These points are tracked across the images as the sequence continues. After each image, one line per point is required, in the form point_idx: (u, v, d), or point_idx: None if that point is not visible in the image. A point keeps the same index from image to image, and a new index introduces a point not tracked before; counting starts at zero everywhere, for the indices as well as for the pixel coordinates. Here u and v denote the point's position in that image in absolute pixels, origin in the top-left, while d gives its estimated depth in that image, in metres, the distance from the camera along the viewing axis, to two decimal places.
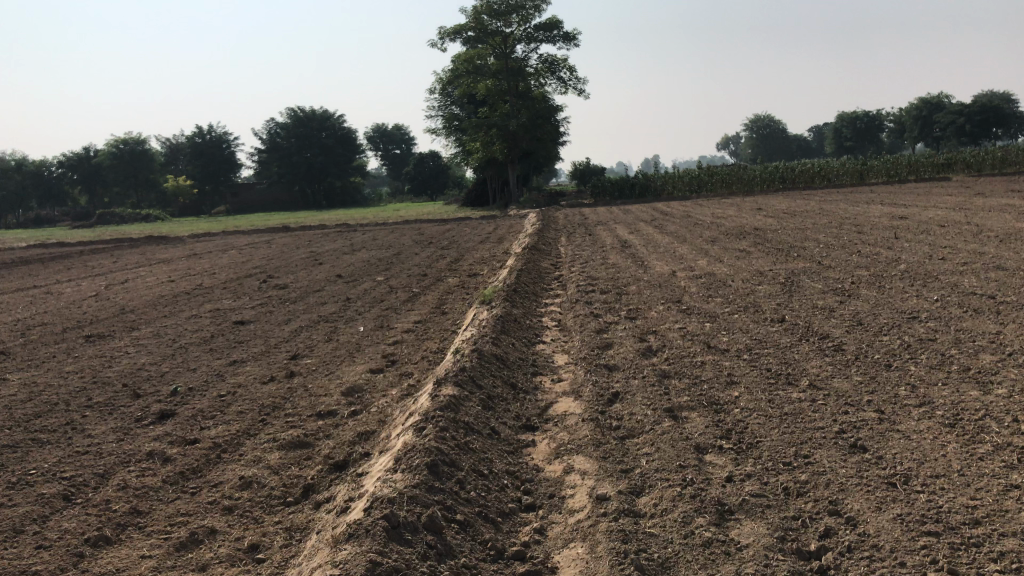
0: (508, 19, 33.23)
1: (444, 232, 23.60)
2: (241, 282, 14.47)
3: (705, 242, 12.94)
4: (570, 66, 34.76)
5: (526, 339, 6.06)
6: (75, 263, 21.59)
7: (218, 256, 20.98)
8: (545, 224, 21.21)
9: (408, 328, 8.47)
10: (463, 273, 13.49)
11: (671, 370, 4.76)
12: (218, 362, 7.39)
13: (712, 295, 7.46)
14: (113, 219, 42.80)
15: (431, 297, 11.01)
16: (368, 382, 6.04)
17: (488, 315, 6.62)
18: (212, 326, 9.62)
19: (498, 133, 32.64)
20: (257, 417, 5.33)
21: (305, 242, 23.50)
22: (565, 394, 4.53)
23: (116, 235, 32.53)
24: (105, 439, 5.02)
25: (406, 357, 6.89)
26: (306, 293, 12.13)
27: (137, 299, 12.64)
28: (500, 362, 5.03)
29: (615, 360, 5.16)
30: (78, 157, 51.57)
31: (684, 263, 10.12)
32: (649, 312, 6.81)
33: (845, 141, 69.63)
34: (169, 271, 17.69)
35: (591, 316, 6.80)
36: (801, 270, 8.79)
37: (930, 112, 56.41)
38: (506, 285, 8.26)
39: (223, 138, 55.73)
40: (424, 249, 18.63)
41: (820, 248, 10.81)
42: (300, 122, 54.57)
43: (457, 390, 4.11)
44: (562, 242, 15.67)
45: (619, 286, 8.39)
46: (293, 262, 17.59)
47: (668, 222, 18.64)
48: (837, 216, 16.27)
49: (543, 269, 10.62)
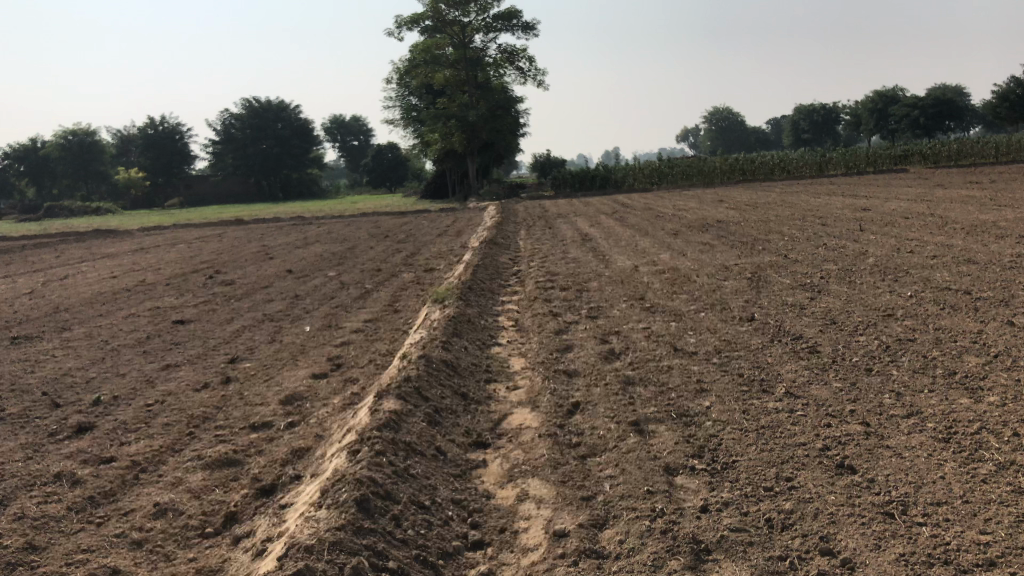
0: (466, 8, 32.68)
1: (401, 226, 23.06)
2: (188, 278, 13.82)
3: (667, 236, 12.63)
4: (529, 56, 34.31)
5: (480, 341, 5.65)
6: (15, 259, 20.68)
7: (166, 250, 20.22)
8: (505, 217, 20.83)
9: (358, 328, 8.01)
10: (419, 268, 13.04)
11: (635, 376, 4.38)
12: (150, 366, 6.85)
13: (677, 291, 7.11)
14: (61, 212, 41.43)
15: (383, 294, 10.52)
16: (310, 389, 5.58)
17: (440, 314, 6.19)
18: (150, 326, 9.05)
19: (457, 123, 32.05)
20: (184, 430, 4.84)
21: (259, 236, 22.81)
22: (520, 404, 4.14)
23: (64, 229, 31.46)
24: (11, 456, 4.48)
25: (354, 361, 6.44)
26: (254, 290, 11.58)
27: (73, 297, 11.98)
28: (450, 369, 4.62)
29: (575, 364, 4.78)
30: (24, 148, 50.01)
31: (646, 258, 9.79)
32: (611, 310, 6.44)
33: (802, 134, 70.30)
34: (113, 266, 16.94)
35: (550, 316, 6.42)
36: (768, 264, 8.49)
37: (884, 104, 57.04)
38: (460, 282, 7.83)
39: (177, 129, 54.27)
40: (380, 243, 18.11)
41: (785, 241, 10.54)
42: (255, 113, 53.42)
43: (399, 405, 3.69)
44: (521, 235, 15.30)
45: (580, 282, 8.02)
46: (244, 257, 16.96)
47: (628, 215, 18.32)
48: (798, 208, 16.08)
49: (501, 264, 10.23)
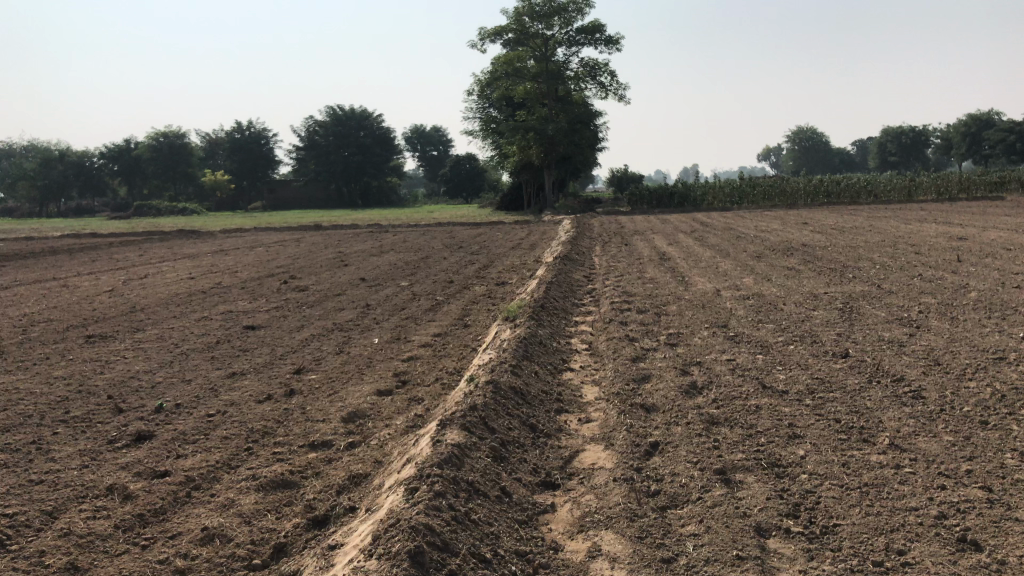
0: (550, 21, 32.53)
1: (476, 237, 22.98)
2: (262, 282, 13.88)
3: (749, 258, 12.15)
4: (611, 70, 33.94)
5: (552, 365, 5.37)
6: (102, 255, 21.32)
7: (243, 253, 20.56)
8: (580, 232, 20.54)
9: (427, 342, 7.83)
10: (491, 282, 12.84)
11: (720, 417, 4.04)
12: (216, 373, 6.77)
13: (762, 320, 6.72)
14: (150, 212, 42.74)
15: (454, 307, 10.34)
16: (373, 407, 5.38)
17: (510, 334, 5.94)
18: (220, 330, 9.03)
19: (536, 136, 32.01)
20: (242, 446, 4.68)
21: (335, 242, 23.00)
22: (592, 440, 3.85)
23: (150, 228, 32.43)
24: (66, 464, 4.38)
25: (420, 377, 6.23)
26: (325, 297, 11.55)
27: (151, 297, 12.15)
28: (520, 396, 4.34)
29: (654, 398, 4.44)
30: (119, 149, 51.85)
31: (728, 281, 9.37)
32: (691, 337, 6.10)
33: (890, 156, 68.01)
34: (192, 267, 17.21)
35: (626, 340, 6.10)
36: (860, 295, 7.98)
37: (979, 128, 54.72)
38: (533, 299, 7.57)
39: (263, 134, 55.56)
40: (453, 254, 18.02)
41: (876, 270, 9.98)
42: (338, 121, 54.45)
43: (464, 437, 3.44)
44: (596, 252, 14.99)
45: (658, 305, 7.67)
46: (318, 263, 17.03)
47: (707, 235, 17.83)
48: (888, 234, 15.39)
49: (575, 282, 9.95)
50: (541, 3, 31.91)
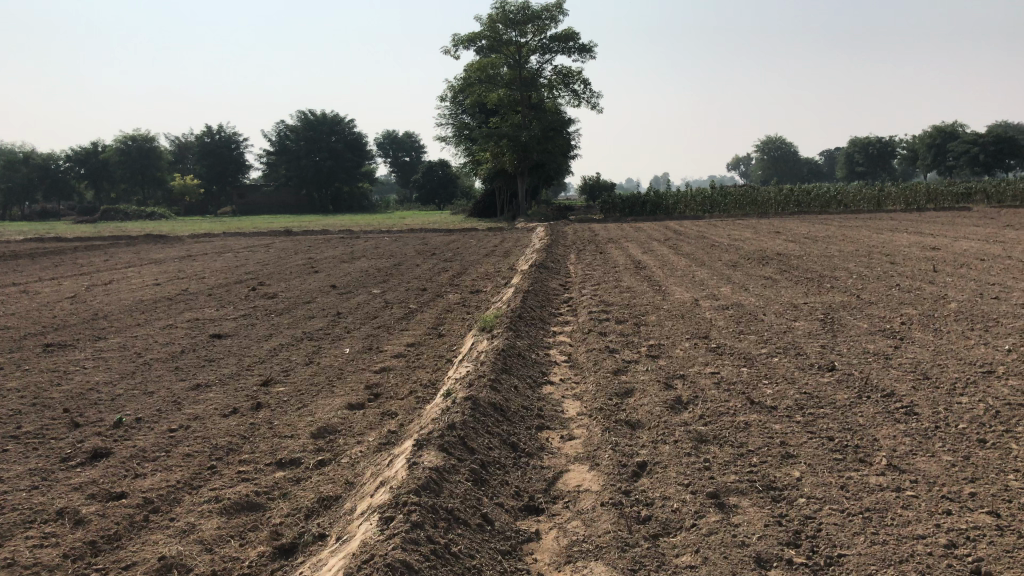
0: (524, 28, 32.42)
1: (449, 243, 22.76)
2: (230, 289, 13.56)
3: (725, 267, 12.06)
4: (585, 78, 33.91)
5: (531, 378, 5.18)
6: (65, 260, 20.78)
7: (211, 259, 20.14)
8: (554, 239, 20.41)
9: (400, 352, 7.61)
10: (464, 289, 12.63)
11: (709, 435, 3.87)
12: (179, 385, 6.49)
13: (744, 331, 6.57)
14: (116, 217, 41.97)
15: (427, 315, 10.12)
16: (343, 422, 5.15)
17: (488, 346, 5.74)
18: (185, 339, 8.73)
19: (509, 143, 31.86)
20: (205, 464, 4.43)
21: (305, 248, 22.67)
22: (576, 460, 3.65)
23: (117, 232, 31.80)
24: (16, 484, 4.10)
25: (393, 389, 6.02)
26: (295, 305, 11.27)
27: (115, 304, 11.78)
28: (499, 413, 4.14)
29: (639, 414, 4.26)
30: (86, 152, 50.89)
31: (705, 290, 9.25)
32: (673, 349, 5.95)
33: (856, 167, 68.84)
34: (158, 273, 16.81)
35: (606, 352, 5.92)
36: (840, 305, 7.88)
37: (943, 140, 55.53)
38: (510, 308, 7.39)
39: (233, 138, 54.82)
40: (426, 261, 17.79)
41: (854, 279, 9.92)
42: (310, 126, 53.92)
43: (441, 459, 3.24)
44: (571, 259, 14.86)
45: (637, 315, 7.51)
46: (289, 269, 16.72)
47: (682, 243, 17.74)
48: (862, 244, 15.39)
49: (551, 290, 9.77)
50: (514, 10, 31.79)
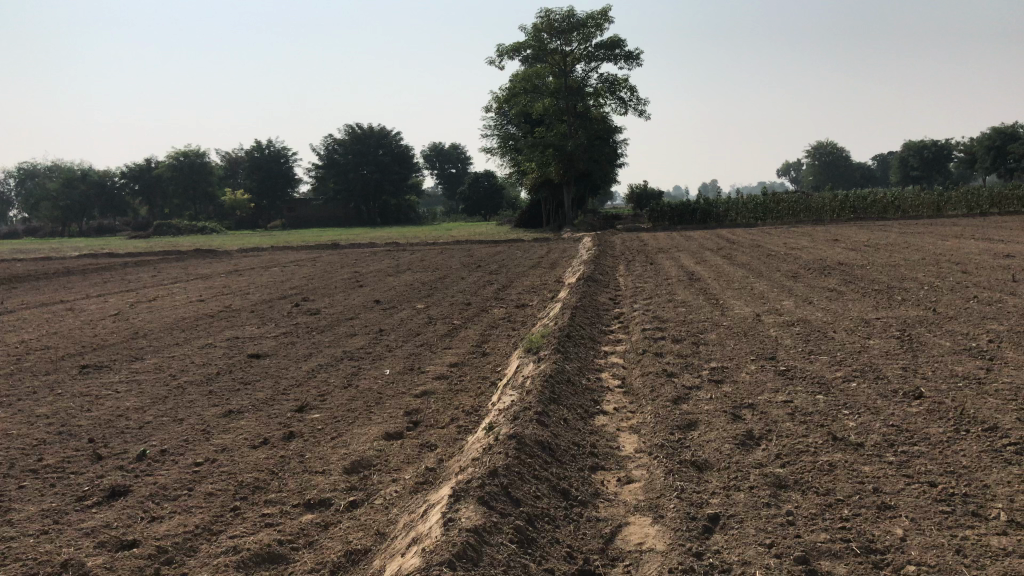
0: (569, 37, 31.99)
1: (494, 255, 22.39)
2: (273, 305, 13.33)
3: (784, 278, 11.44)
4: (631, 86, 33.33)
5: (584, 408, 4.73)
6: (115, 276, 20.90)
7: (257, 273, 20.06)
8: (602, 250, 19.92)
9: (442, 373, 7.23)
10: (511, 304, 12.24)
11: (788, 480, 3.39)
12: (209, 412, 6.16)
13: (814, 351, 6.04)
14: (169, 231, 42.53)
15: (472, 332, 9.73)
16: (378, 455, 4.76)
17: (535, 371, 5.30)
18: (222, 360, 8.47)
19: (555, 153, 31.50)
20: (230, 505, 4.08)
21: (351, 261, 22.48)
22: (636, 510, 3.20)
23: (169, 247, 32.14)
24: (23, 529, 3.77)
25: (433, 416, 5.62)
26: (337, 322, 10.96)
27: (157, 322, 11.61)
28: (547, 453, 3.71)
29: (706, 453, 3.78)
30: (140, 169, 51.78)
31: (766, 305, 8.69)
32: (736, 372, 5.45)
33: (911, 171, 66.88)
34: (203, 289, 16.70)
35: (663, 376, 5.45)
36: (916, 320, 7.28)
37: (1003, 142, 53.66)
38: (558, 327, 6.94)
39: (282, 153, 55.24)
40: (472, 273, 17.47)
41: (925, 291, 9.27)
42: (357, 139, 54.18)
43: (481, 517, 2.83)
44: (621, 271, 14.39)
45: (694, 333, 7.03)
46: (334, 284, 16.50)
47: (736, 253, 17.08)
48: (927, 252, 14.59)
49: (602, 306, 9.30)
50: (560, 19, 31.35)
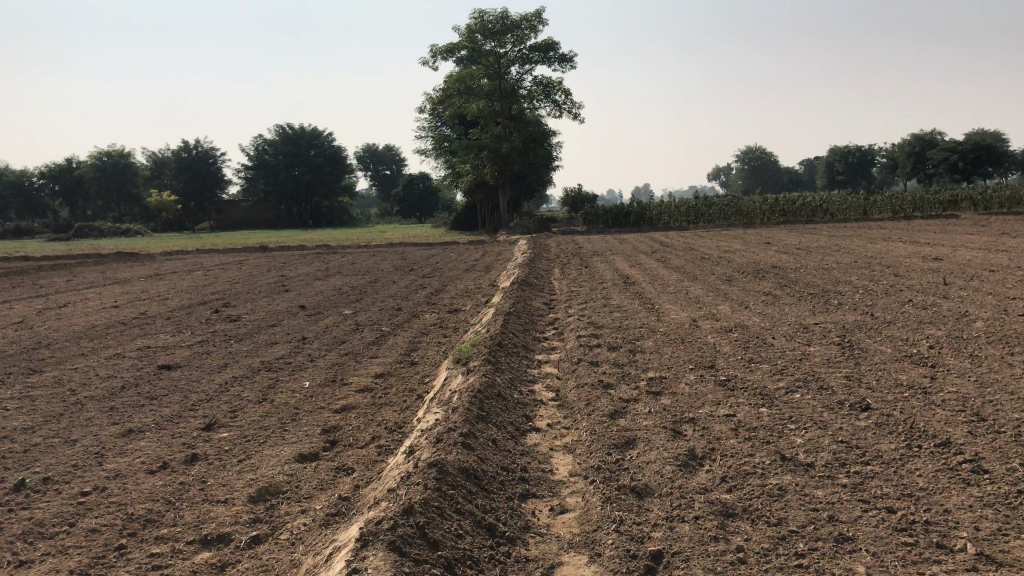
0: (503, 38, 31.66)
1: (428, 258, 21.94)
2: (191, 312, 12.66)
3: (719, 282, 11.31)
4: (566, 89, 33.18)
5: (514, 425, 4.37)
6: (25, 281, 19.78)
7: (178, 278, 19.19)
8: (537, 253, 19.63)
9: (367, 385, 6.80)
10: (442, 308, 11.84)
11: (737, 508, 3.09)
12: (107, 431, 5.61)
13: (754, 359, 5.80)
14: (91, 233, 40.82)
15: (401, 339, 9.30)
16: (290, 481, 4.33)
17: (462, 385, 4.92)
18: (129, 372, 7.85)
19: (490, 155, 31.15)
20: (114, 543, 3.60)
21: (279, 265, 21.73)
22: (572, 548, 2.85)
23: (89, 250, 30.65)
24: None
25: (353, 435, 5.20)
26: (258, 330, 10.39)
27: (64, 331, 10.83)
28: (473, 481, 3.33)
29: (647, 477, 3.45)
30: (60, 168, 49.56)
31: (702, 309, 8.49)
32: (675, 383, 5.16)
33: (837, 175, 68.51)
34: (118, 294, 15.82)
35: (599, 388, 5.14)
36: (854, 325, 7.14)
37: (923, 148, 55.28)
38: (489, 335, 6.58)
39: (210, 153, 53.51)
40: (403, 277, 16.98)
41: (860, 295, 9.19)
42: (288, 139, 52.94)
43: (392, 567, 2.45)
44: (555, 275, 14.10)
45: (630, 340, 6.75)
46: (259, 288, 15.84)
47: (670, 255, 16.97)
48: (857, 255, 14.68)
49: (536, 311, 8.97)
50: (494, 20, 31.00)
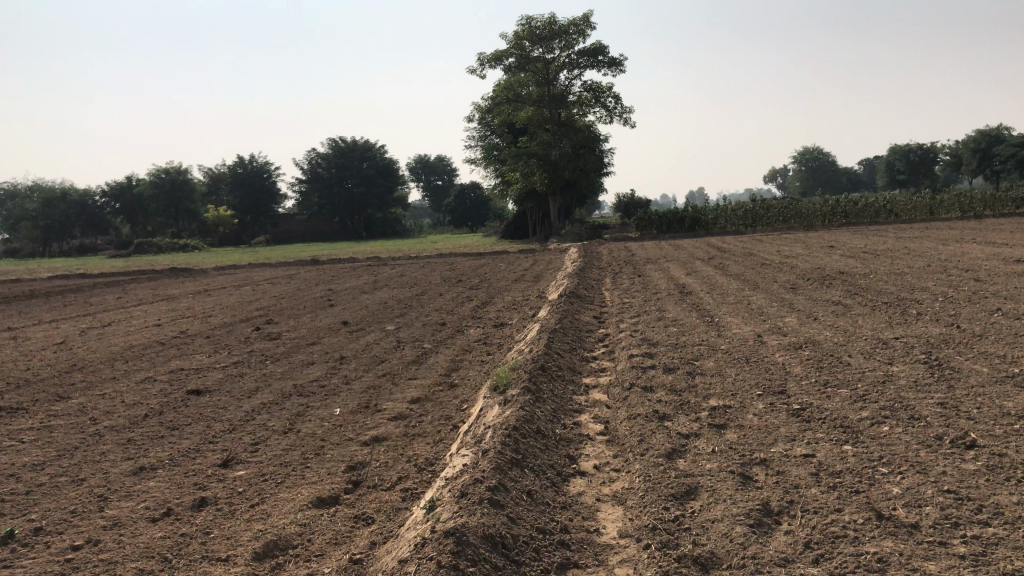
0: (551, 44, 31.10)
1: (477, 268, 21.47)
2: (232, 329, 12.35)
3: (782, 291, 10.58)
4: (616, 94, 32.48)
5: (555, 471, 3.79)
6: (78, 299, 19.87)
7: (227, 293, 19.04)
8: (588, 261, 19.04)
9: (403, 411, 6.29)
10: (487, 322, 11.32)
11: None
12: (118, 467, 5.20)
13: (829, 383, 5.13)
14: (150, 249, 41.38)
15: (442, 358, 8.80)
16: (303, 533, 3.82)
17: (498, 419, 4.37)
18: (157, 398, 7.48)
19: (539, 162, 30.66)
20: None
21: (328, 278, 21.49)
22: None
23: (145, 266, 30.94)
24: None
25: (380, 474, 4.68)
26: (295, 349, 9.98)
27: (101, 352, 10.58)
28: (500, 553, 2.78)
29: (711, 546, 2.84)
30: (121, 187, 50.36)
31: (768, 322, 7.79)
32: (741, 414, 4.52)
33: (898, 175, 66.27)
34: (164, 312, 15.66)
35: (654, 420, 4.54)
36: (940, 339, 6.39)
37: (989, 144, 53.03)
38: (534, 357, 6.02)
39: (265, 167, 53.87)
40: (450, 289, 16.55)
41: (941, 304, 8.39)
42: (341, 153, 53.24)
43: None
44: (607, 285, 13.50)
45: (688, 359, 6.14)
46: (304, 304, 15.51)
47: (727, 262, 16.19)
48: (931, 258, 13.74)
49: (586, 327, 8.41)
50: (541, 25, 30.47)
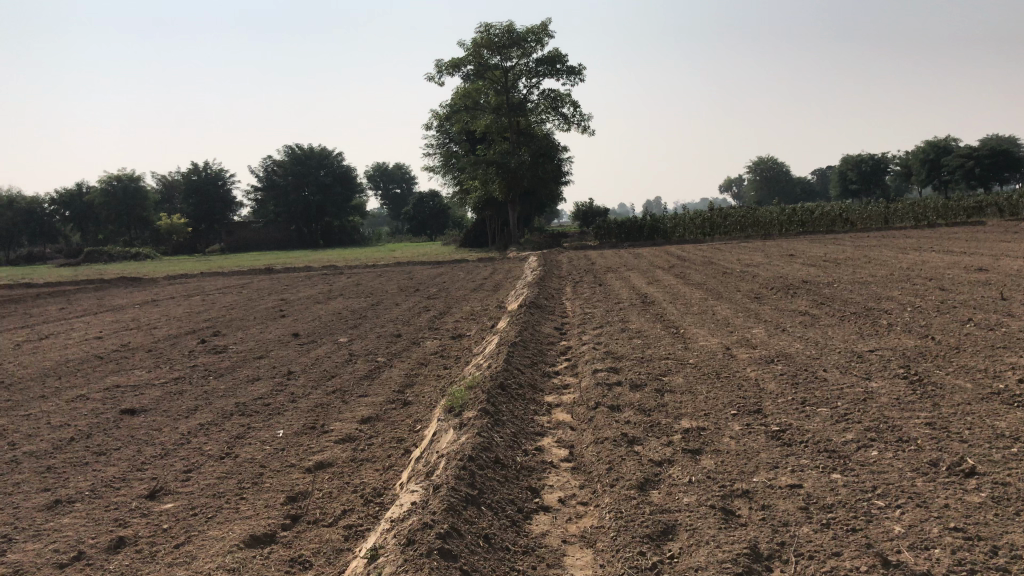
0: (509, 52, 30.80)
1: (435, 277, 21.01)
2: (176, 342, 11.73)
3: (746, 300, 10.33)
4: (574, 101, 32.29)
5: (516, 508, 3.39)
6: (17, 310, 18.97)
7: (174, 304, 18.33)
8: (548, 270, 18.70)
9: (351, 432, 5.83)
10: (444, 334, 10.89)
11: None
12: (31, 502, 4.67)
13: (808, 401, 4.79)
14: (99, 258, 40.14)
15: (396, 372, 8.36)
16: None
17: (452, 446, 3.96)
18: (85, 420, 6.90)
19: (498, 170, 30.31)
20: None
21: (281, 288, 20.86)
22: None
23: (92, 276, 30.00)
24: None
25: (323, 507, 4.23)
26: (240, 364, 9.44)
27: (31, 368, 9.91)
28: None
29: None
30: (70, 194, 48.90)
31: (736, 334, 7.48)
32: (716, 437, 4.17)
33: (851, 184, 67.14)
34: (106, 324, 14.94)
35: (623, 445, 4.16)
36: (915, 352, 6.12)
37: (938, 154, 53.87)
38: (492, 373, 5.59)
39: (219, 175, 52.81)
40: (407, 299, 16.09)
41: (912, 314, 8.16)
42: (297, 160, 52.51)
43: None
44: (568, 294, 13.16)
45: (656, 375, 5.78)
46: (254, 315, 14.91)
47: (688, 271, 15.98)
48: (892, 267, 13.61)
49: (547, 340, 8.03)
50: (499, 33, 30.18)
